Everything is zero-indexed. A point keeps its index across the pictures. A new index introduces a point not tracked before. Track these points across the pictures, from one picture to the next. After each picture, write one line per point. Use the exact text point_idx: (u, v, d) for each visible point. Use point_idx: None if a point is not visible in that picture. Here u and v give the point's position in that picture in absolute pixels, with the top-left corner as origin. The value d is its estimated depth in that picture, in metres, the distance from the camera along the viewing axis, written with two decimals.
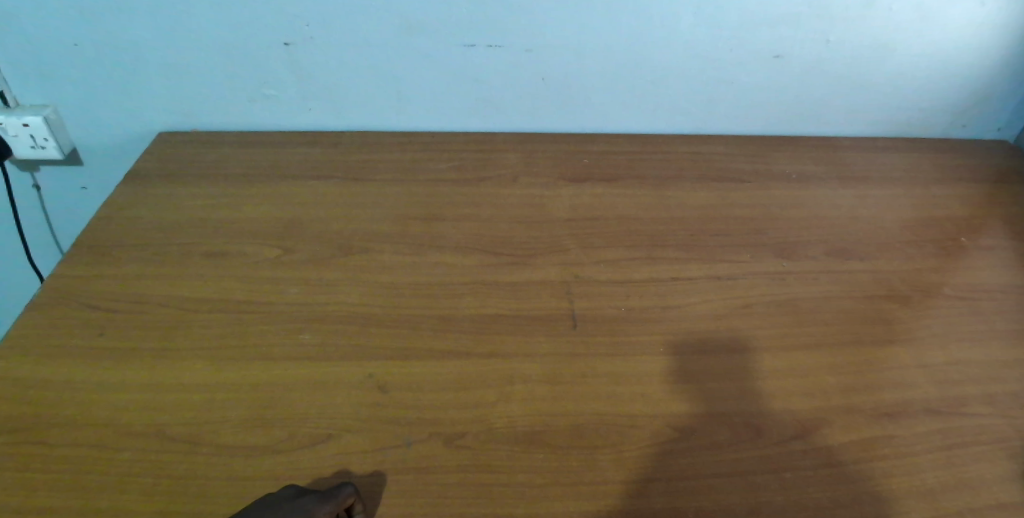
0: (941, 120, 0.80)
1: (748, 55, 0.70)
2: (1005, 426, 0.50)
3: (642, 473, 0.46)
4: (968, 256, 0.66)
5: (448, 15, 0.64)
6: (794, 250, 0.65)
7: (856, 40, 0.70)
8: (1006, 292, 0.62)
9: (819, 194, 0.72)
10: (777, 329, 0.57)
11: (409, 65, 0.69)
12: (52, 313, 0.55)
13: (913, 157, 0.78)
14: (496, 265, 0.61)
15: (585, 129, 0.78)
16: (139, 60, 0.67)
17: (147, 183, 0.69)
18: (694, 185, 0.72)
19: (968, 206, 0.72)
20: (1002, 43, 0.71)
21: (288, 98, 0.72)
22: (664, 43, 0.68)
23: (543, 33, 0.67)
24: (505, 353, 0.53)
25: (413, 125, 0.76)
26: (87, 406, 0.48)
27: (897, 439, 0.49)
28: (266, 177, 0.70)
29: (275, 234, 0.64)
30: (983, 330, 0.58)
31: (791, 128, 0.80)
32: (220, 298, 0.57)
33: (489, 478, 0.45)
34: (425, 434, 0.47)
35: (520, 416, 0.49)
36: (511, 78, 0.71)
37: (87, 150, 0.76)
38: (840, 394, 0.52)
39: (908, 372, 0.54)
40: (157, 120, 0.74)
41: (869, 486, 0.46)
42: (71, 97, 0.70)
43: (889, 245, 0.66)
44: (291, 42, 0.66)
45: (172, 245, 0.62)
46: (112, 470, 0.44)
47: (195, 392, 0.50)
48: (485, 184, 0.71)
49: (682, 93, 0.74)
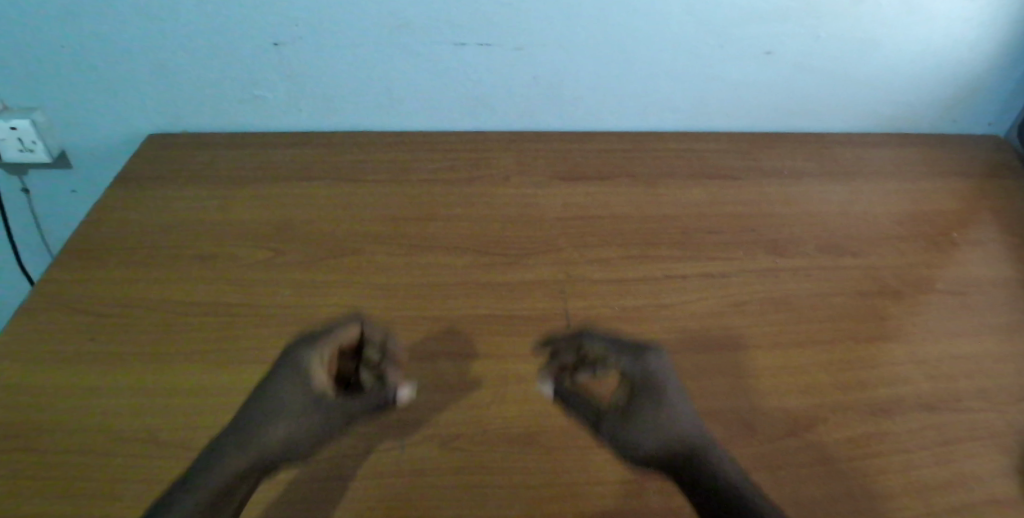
0: (932, 115, 0.80)
1: (740, 51, 0.70)
2: (996, 421, 0.51)
3: (636, 473, 0.46)
4: (960, 251, 0.66)
5: (437, 14, 0.64)
6: (786, 247, 0.65)
7: (847, 35, 0.70)
8: (997, 287, 0.62)
9: (811, 190, 0.72)
10: (770, 326, 0.57)
11: (399, 65, 0.68)
12: (43, 317, 0.55)
13: (904, 153, 0.79)
14: (490, 265, 0.61)
15: (577, 127, 0.78)
16: (127, 62, 0.66)
17: (138, 186, 0.69)
18: (687, 182, 0.72)
19: (959, 201, 0.72)
20: (994, 38, 0.71)
21: (278, 98, 0.72)
22: (655, 40, 0.68)
23: (533, 31, 0.66)
24: (498, 353, 0.53)
25: (404, 125, 0.76)
26: (78, 412, 0.48)
27: (889, 435, 0.49)
28: (256, 179, 0.70)
29: (267, 236, 0.63)
30: (974, 325, 0.58)
31: (783, 124, 0.80)
32: (213, 300, 0.57)
33: (483, 481, 0.45)
34: (419, 437, 0.47)
35: (514, 417, 0.49)
36: (502, 77, 0.71)
37: (77, 153, 0.75)
38: (833, 390, 0.52)
39: (900, 367, 0.54)
40: (148, 122, 0.73)
41: (863, 482, 0.46)
42: (59, 100, 0.69)
43: (882, 241, 0.66)
44: (279, 42, 0.65)
45: (162, 248, 0.62)
46: (104, 476, 0.44)
47: (188, 397, 0.49)
48: (478, 183, 0.70)
49: (674, 90, 0.74)
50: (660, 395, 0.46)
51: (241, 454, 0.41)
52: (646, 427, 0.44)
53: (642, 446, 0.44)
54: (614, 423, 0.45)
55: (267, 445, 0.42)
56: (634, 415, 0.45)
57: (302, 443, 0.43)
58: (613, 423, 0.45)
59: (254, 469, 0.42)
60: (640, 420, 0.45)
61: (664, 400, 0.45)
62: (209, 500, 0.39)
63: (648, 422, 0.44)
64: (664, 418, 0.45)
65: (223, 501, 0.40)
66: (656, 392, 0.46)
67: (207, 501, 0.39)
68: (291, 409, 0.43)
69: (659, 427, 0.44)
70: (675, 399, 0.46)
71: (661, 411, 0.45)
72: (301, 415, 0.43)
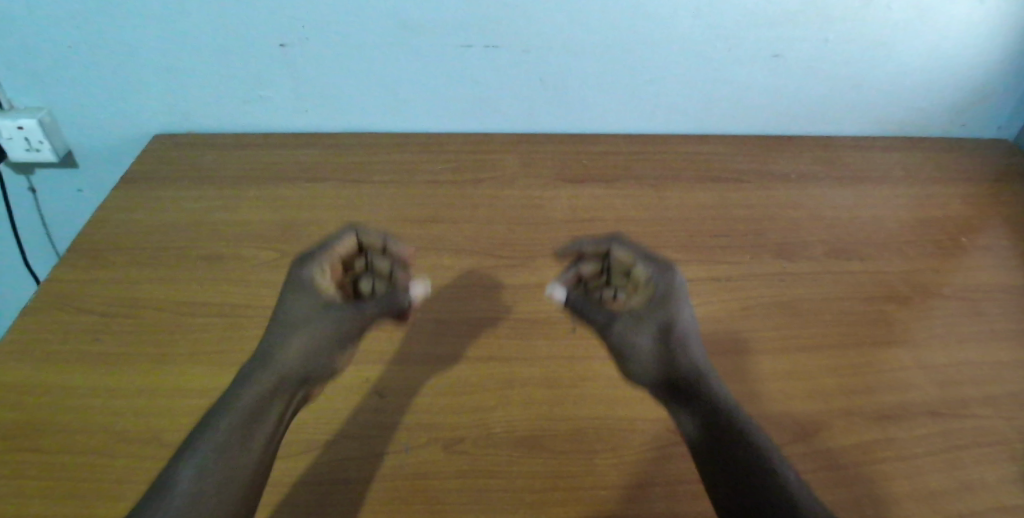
0: (940, 119, 0.80)
1: (747, 54, 0.70)
2: (1005, 428, 0.50)
3: (642, 478, 0.46)
4: (968, 256, 0.65)
5: (444, 16, 0.64)
6: (793, 251, 0.64)
7: (855, 38, 0.69)
8: (1005, 292, 0.62)
9: (818, 194, 0.72)
10: (776, 331, 0.56)
11: (405, 67, 0.68)
12: (50, 317, 0.55)
13: (912, 157, 0.78)
14: (495, 267, 0.61)
15: (583, 130, 0.78)
16: (135, 62, 0.66)
17: (145, 187, 0.69)
18: (694, 185, 0.72)
19: (967, 205, 0.72)
20: (1003, 41, 0.71)
21: (284, 99, 0.72)
22: (663, 42, 0.68)
23: (540, 33, 0.66)
24: (503, 356, 0.53)
25: (410, 126, 0.76)
26: (83, 413, 0.48)
27: (897, 442, 0.49)
28: (263, 180, 0.70)
29: (273, 237, 0.63)
30: (983, 331, 0.58)
31: (790, 127, 0.79)
32: (219, 301, 0.57)
33: (488, 484, 0.45)
34: (424, 439, 0.47)
35: (519, 420, 0.49)
36: (509, 79, 0.71)
37: (84, 153, 0.75)
38: (840, 396, 0.52)
39: (908, 373, 0.54)
40: (154, 122, 0.73)
41: (870, 488, 0.46)
42: (67, 100, 0.69)
43: (889, 245, 0.66)
44: (286, 43, 0.65)
45: (169, 248, 0.62)
46: (110, 477, 0.44)
47: (195, 398, 0.49)
48: (483, 185, 0.70)
49: (681, 93, 0.74)
50: (669, 308, 0.49)
51: (265, 374, 0.45)
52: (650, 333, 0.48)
53: (644, 353, 0.48)
54: (624, 325, 0.48)
55: (289, 360, 0.46)
56: (641, 321, 0.48)
57: (324, 351, 0.48)
58: (621, 326, 0.48)
59: (281, 385, 0.45)
60: (645, 326, 0.48)
61: (669, 310, 0.49)
62: (243, 421, 0.42)
63: (652, 328, 0.48)
64: (668, 328, 0.48)
65: (258, 421, 0.43)
66: (664, 303, 0.49)
67: (241, 422, 0.42)
68: (296, 323, 0.48)
69: (661, 334, 0.48)
70: (680, 312, 0.49)
71: (666, 320, 0.48)
72: (317, 324, 0.47)
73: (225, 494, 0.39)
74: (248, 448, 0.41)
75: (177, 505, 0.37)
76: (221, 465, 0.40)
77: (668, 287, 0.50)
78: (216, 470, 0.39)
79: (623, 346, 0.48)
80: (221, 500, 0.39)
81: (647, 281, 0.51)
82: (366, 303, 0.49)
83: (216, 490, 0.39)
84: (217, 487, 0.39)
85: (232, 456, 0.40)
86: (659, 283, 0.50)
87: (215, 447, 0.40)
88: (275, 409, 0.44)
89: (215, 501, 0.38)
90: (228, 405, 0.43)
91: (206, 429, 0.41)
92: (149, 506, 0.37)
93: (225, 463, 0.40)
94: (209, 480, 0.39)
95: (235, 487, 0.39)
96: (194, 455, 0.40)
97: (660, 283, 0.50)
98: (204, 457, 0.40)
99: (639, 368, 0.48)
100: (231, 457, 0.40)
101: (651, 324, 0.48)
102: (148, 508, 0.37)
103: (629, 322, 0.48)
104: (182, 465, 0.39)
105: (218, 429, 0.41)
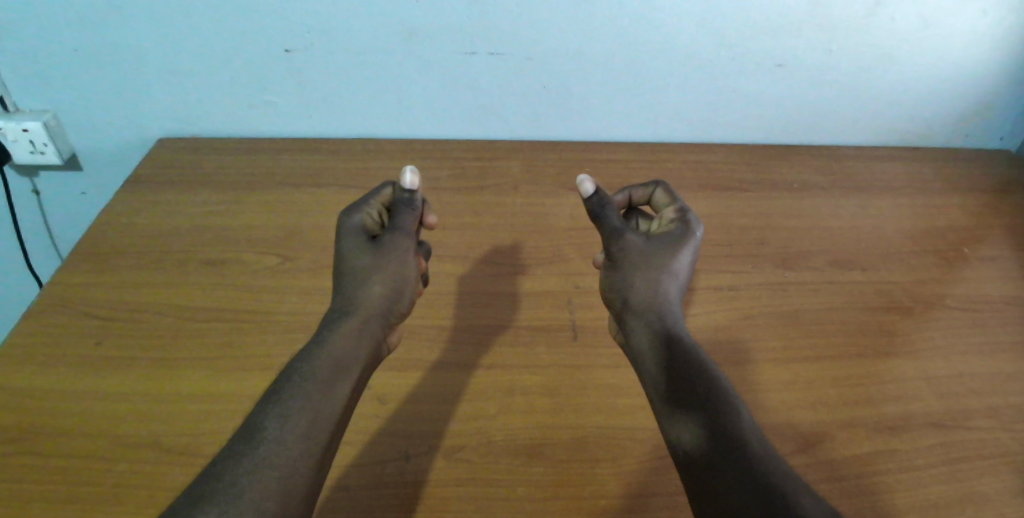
0: (943, 129, 0.80)
1: (750, 63, 0.70)
2: (1007, 440, 0.50)
3: (642, 487, 0.46)
4: (970, 267, 0.65)
5: (449, 23, 0.64)
6: (795, 260, 0.65)
7: (860, 48, 0.69)
8: (1007, 304, 0.62)
9: (820, 203, 0.72)
10: (778, 341, 0.56)
11: (410, 73, 0.69)
12: (52, 320, 0.55)
13: (914, 167, 0.79)
14: (498, 274, 0.61)
15: (587, 136, 0.78)
16: (140, 66, 0.66)
17: (148, 190, 0.69)
18: (696, 194, 0.72)
19: (970, 216, 0.72)
20: (1007, 53, 0.71)
21: (288, 104, 0.72)
22: (666, 51, 0.68)
23: (545, 40, 0.66)
24: (505, 364, 0.53)
25: (414, 132, 0.76)
26: (85, 417, 0.48)
27: (899, 453, 0.49)
28: (266, 184, 0.70)
29: (275, 242, 0.63)
30: (984, 342, 0.58)
31: (792, 136, 0.79)
32: (220, 306, 0.57)
33: (488, 492, 0.45)
34: (424, 447, 0.47)
35: (520, 428, 0.49)
36: (512, 85, 0.71)
37: (88, 156, 0.75)
38: (841, 407, 0.51)
39: (910, 384, 0.54)
40: (159, 126, 0.74)
41: (872, 500, 0.46)
42: (72, 103, 0.69)
43: (891, 256, 0.66)
44: (291, 48, 0.65)
45: (171, 252, 0.62)
46: (111, 481, 0.44)
47: (195, 402, 0.49)
48: (486, 192, 0.71)
49: (684, 102, 0.74)
50: (679, 242, 0.51)
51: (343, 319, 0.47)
52: (653, 253, 0.51)
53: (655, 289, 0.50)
54: (633, 238, 0.51)
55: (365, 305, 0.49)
56: (647, 243, 0.51)
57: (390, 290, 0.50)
58: (629, 240, 0.51)
59: (361, 329, 0.48)
60: (650, 248, 0.51)
61: (680, 242, 0.51)
62: (327, 368, 0.44)
63: (656, 251, 0.51)
64: (672, 255, 0.51)
65: (341, 367, 0.45)
66: (678, 235, 0.51)
67: (326, 366, 0.44)
68: (364, 271, 0.50)
69: (664, 258, 0.50)
70: (690, 248, 0.51)
71: (672, 247, 0.51)
72: (377, 267, 0.50)
73: (314, 435, 0.41)
74: (331, 393, 0.43)
75: (268, 445, 0.39)
76: (308, 409, 0.41)
77: (688, 226, 0.52)
78: (309, 408, 0.41)
79: (622, 255, 0.51)
80: (310, 435, 0.40)
81: (669, 219, 0.53)
82: (408, 235, 0.52)
83: (305, 432, 0.40)
84: (303, 431, 0.40)
85: (319, 398, 0.42)
86: (678, 221, 0.52)
87: (303, 394, 0.42)
88: (358, 353, 0.46)
89: (303, 445, 0.40)
90: (315, 347, 0.45)
91: (290, 375, 0.43)
92: (233, 447, 0.38)
93: (313, 405, 0.42)
94: (296, 424, 0.40)
95: (320, 432, 0.41)
96: (279, 401, 0.41)
97: (679, 218, 0.52)
98: (292, 403, 0.41)
99: (637, 281, 0.50)
100: (318, 400, 0.42)
101: (657, 246, 0.51)
102: (236, 447, 0.38)
103: (639, 237, 0.51)
104: (274, 403, 0.41)
105: (305, 376, 0.43)
